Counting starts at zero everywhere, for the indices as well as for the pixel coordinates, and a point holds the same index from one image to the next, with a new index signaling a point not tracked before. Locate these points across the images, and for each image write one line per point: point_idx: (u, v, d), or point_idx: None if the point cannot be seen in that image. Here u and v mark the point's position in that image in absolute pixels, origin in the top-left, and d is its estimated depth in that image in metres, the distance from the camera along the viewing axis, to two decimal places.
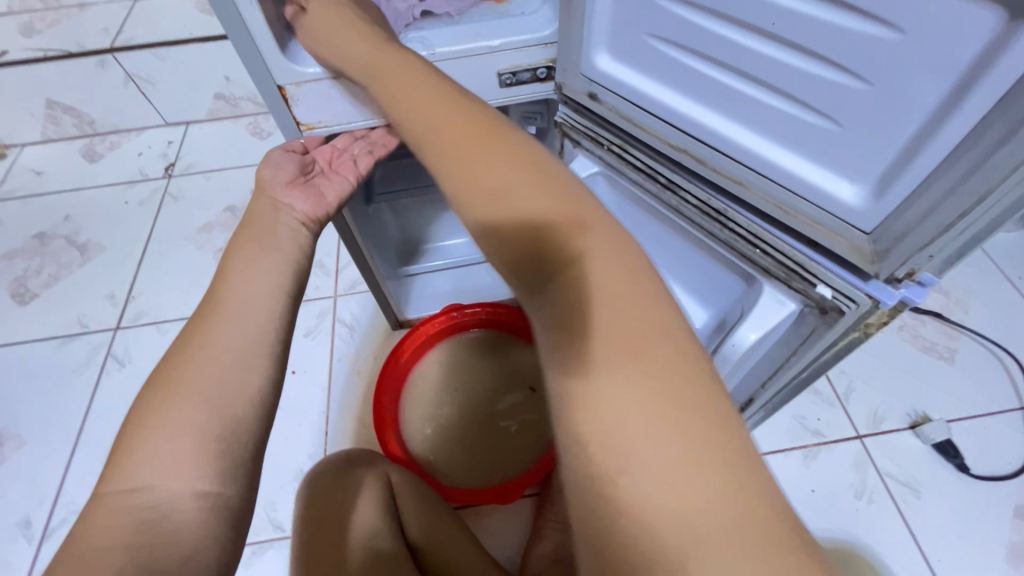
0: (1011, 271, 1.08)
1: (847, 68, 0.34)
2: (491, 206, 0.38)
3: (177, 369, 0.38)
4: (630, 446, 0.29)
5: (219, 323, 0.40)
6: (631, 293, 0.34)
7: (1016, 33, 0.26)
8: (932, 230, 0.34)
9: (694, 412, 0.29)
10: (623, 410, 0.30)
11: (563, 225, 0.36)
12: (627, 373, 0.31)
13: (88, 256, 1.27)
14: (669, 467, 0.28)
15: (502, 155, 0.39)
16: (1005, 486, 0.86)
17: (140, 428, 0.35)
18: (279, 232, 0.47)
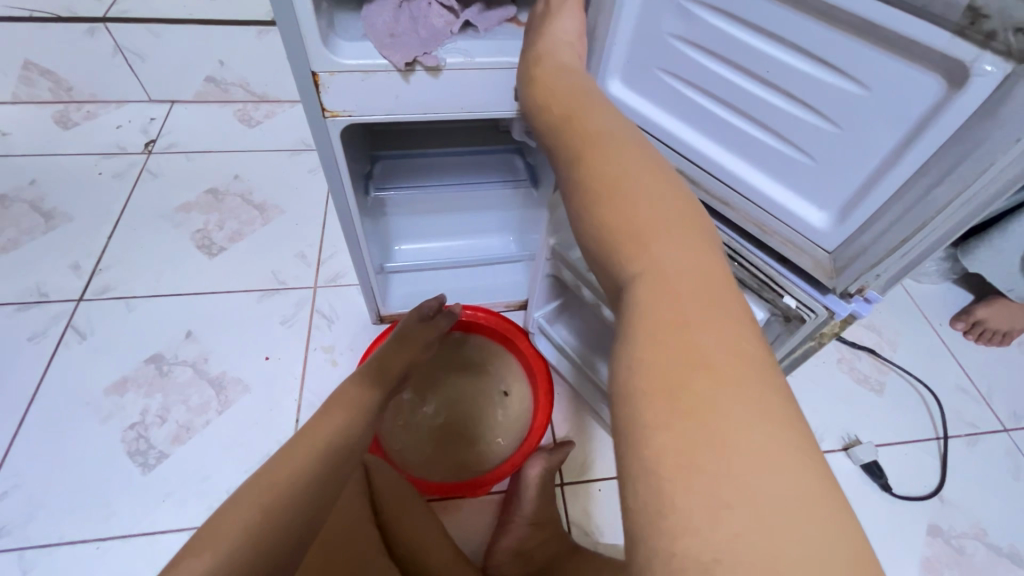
0: (931, 315, 1.23)
1: (822, 113, 0.41)
2: (633, 239, 0.37)
3: (243, 493, 0.49)
4: (672, 432, 0.29)
5: (294, 444, 0.55)
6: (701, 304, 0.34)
7: (953, 97, 0.34)
8: (881, 251, 0.42)
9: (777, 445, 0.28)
10: (665, 418, 0.30)
11: (677, 243, 0.36)
12: (685, 415, 0.29)
13: (53, 224, 1.22)
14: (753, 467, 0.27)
15: (653, 204, 0.38)
16: (920, 504, 0.97)
17: (211, 518, 0.47)
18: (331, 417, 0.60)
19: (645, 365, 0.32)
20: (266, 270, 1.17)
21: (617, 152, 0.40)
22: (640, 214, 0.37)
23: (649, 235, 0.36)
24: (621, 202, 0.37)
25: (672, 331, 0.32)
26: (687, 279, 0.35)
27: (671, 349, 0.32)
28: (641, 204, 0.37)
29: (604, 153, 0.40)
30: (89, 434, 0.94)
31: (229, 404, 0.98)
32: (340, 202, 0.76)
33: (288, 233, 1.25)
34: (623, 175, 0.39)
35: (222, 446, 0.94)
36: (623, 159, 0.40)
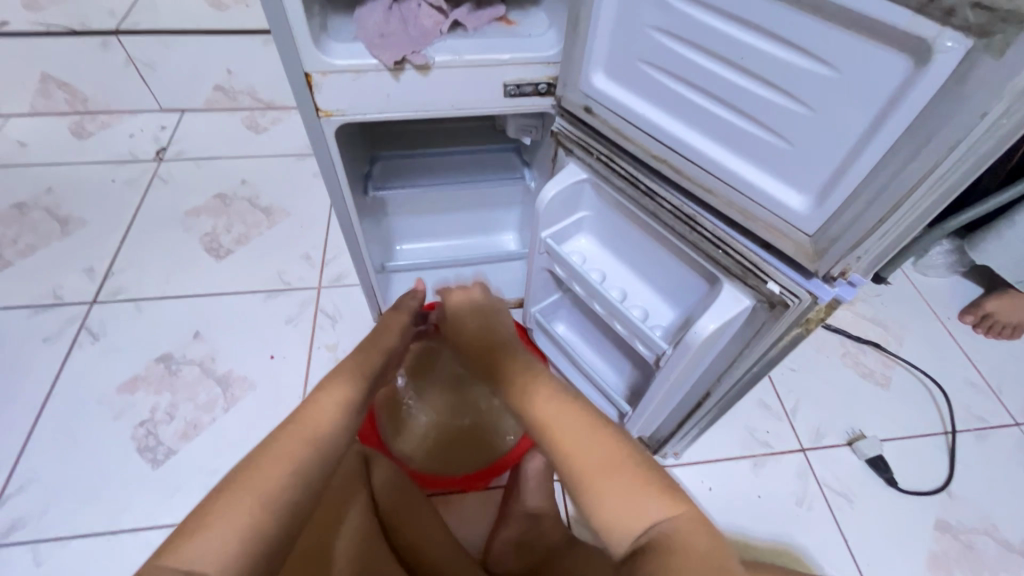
0: (939, 309, 1.21)
1: (795, 95, 0.42)
2: (575, 461, 0.48)
3: (235, 485, 0.48)
4: None
5: (287, 436, 0.53)
6: (655, 508, 0.45)
7: (919, 74, 0.35)
8: (859, 233, 0.42)
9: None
10: None
11: (647, 497, 0.46)
12: None
13: (68, 229, 1.26)
14: None
15: (594, 437, 0.50)
16: (927, 499, 0.95)
17: (207, 511, 0.46)
18: (330, 404, 0.59)
19: None
20: (271, 272, 1.20)
21: (573, 425, 0.52)
22: (607, 476, 0.47)
23: (597, 459, 0.48)
24: (594, 471, 0.47)
25: (667, 556, 0.41)
26: (661, 521, 0.44)
27: (670, 561, 0.40)
28: (612, 466, 0.48)
29: (571, 430, 0.51)
30: (101, 431, 0.96)
31: (235, 401, 1.01)
32: (338, 201, 0.78)
33: (293, 235, 1.27)
34: (592, 444, 0.49)
35: (228, 441, 0.96)
36: (578, 427, 0.51)
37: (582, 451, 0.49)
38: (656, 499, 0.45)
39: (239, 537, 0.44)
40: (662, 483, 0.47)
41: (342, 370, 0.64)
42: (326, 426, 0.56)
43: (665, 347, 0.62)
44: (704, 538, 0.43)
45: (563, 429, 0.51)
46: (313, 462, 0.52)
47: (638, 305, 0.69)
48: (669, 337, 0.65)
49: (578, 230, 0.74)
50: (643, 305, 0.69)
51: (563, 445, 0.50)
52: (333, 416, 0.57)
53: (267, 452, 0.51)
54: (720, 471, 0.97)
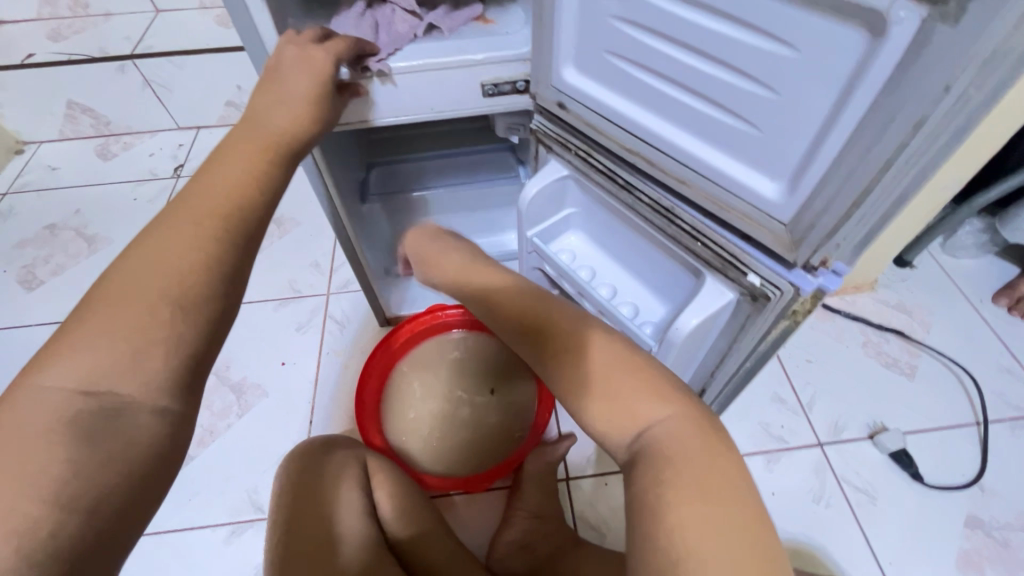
0: (970, 292, 1.14)
1: (759, 79, 0.40)
2: (565, 363, 0.45)
3: (118, 279, 0.34)
4: (663, 517, 0.34)
5: (184, 217, 0.38)
6: (640, 412, 0.40)
7: (877, 48, 0.32)
8: (834, 220, 0.40)
9: (749, 539, 0.33)
10: (663, 501, 0.35)
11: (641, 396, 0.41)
12: (685, 505, 0.34)
13: (95, 248, 1.33)
14: (721, 546, 0.33)
15: (591, 341, 0.45)
16: (957, 495, 0.90)
17: (82, 323, 0.33)
18: (236, 173, 0.41)
19: (655, 495, 0.36)
20: (283, 280, 1.23)
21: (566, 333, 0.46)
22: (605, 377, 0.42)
23: (583, 361, 0.44)
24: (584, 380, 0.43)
25: (654, 457, 0.38)
26: (654, 427, 0.39)
27: (652, 465, 0.37)
28: (603, 374, 0.43)
29: (564, 345, 0.45)
30: None
31: (248, 408, 1.04)
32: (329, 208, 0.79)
33: (303, 244, 1.30)
34: (592, 354, 0.44)
35: (242, 446, 0.99)
36: (583, 336, 0.45)
37: (568, 355, 0.45)
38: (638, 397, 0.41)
39: (146, 340, 0.33)
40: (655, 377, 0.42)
41: (244, 140, 0.44)
42: (239, 201, 0.40)
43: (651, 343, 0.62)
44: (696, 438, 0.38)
45: (553, 337, 0.46)
46: (236, 228, 0.39)
47: (628, 302, 0.67)
48: (659, 334, 0.64)
49: (566, 228, 0.72)
50: (633, 301, 0.68)
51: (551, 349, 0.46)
52: (246, 187, 0.41)
53: (160, 237, 0.36)
54: None
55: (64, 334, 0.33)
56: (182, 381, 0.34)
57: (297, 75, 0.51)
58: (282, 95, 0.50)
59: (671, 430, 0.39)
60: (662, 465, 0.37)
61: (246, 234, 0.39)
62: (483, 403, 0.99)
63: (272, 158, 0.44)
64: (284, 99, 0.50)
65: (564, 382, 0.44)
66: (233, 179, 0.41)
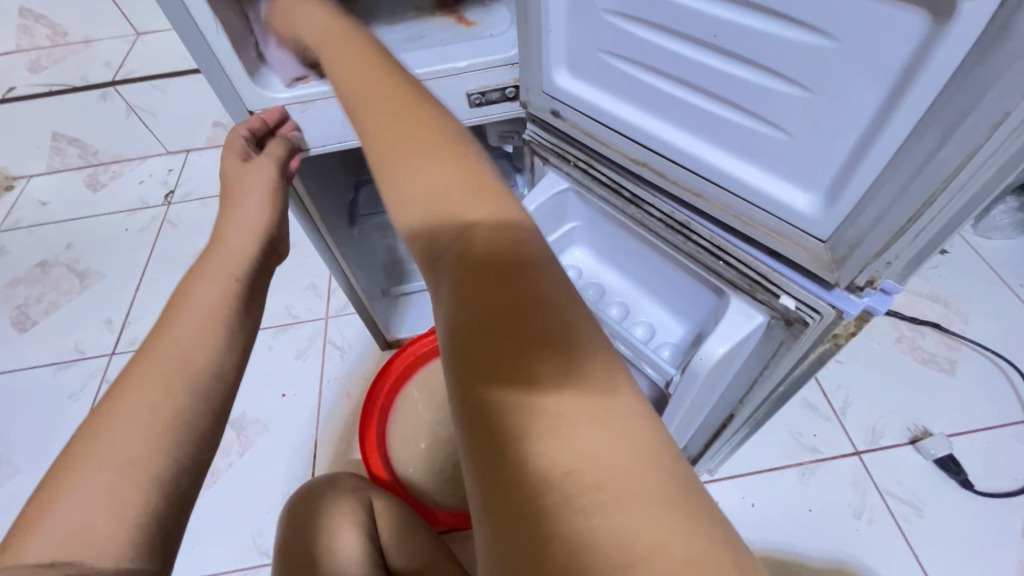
0: (1009, 276, 1.06)
1: (786, 77, 0.34)
2: (403, 179, 0.32)
3: (90, 439, 0.31)
4: (535, 417, 0.23)
5: (156, 355, 0.35)
6: (520, 265, 0.29)
7: (941, 33, 0.26)
8: (885, 236, 0.34)
9: (633, 443, 0.23)
10: (529, 398, 0.24)
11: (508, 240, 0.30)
12: (558, 400, 0.24)
13: (87, 283, 1.29)
14: (595, 453, 0.22)
15: (441, 155, 0.33)
16: (1012, 502, 0.83)
17: (53, 487, 0.29)
18: (202, 295, 0.39)
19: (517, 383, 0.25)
20: (279, 306, 1.18)
21: (411, 125, 0.34)
22: (446, 197, 0.31)
23: (428, 182, 0.32)
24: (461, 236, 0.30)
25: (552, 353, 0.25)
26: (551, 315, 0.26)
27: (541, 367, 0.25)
28: (501, 242, 0.29)
29: (406, 140, 0.33)
30: None
31: (249, 444, 0.99)
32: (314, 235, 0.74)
33: (298, 267, 1.25)
34: (449, 171, 0.32)
35: (244, 486, 0.95)
36: (426, 138, 0.33)
37: (407, 167, 0.33)
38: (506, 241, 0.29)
39: (116, 499, 0.29)
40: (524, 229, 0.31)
41: (208, 260, 0.43)
42: (207, 330, 0.37)
43: (674, 373, 0.55)
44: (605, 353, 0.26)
45: (397, 135, 0.34)
46: (211, 368, 0.36)
47: (642, 323, 0.62)
48: (679, 356, 0.58)
49: (571, 242, 0.66)
50: (649, 320, 0.63)
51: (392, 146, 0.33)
52: (213, 313, 0.39)
53: (133, 379, 0.34)
54: (763, 484, 0.88)
55: (34, 507, 0.29)
56: (158, 544, 0.29)
57: (244, 181, 0.49)
58: (241, 196, 0.48)
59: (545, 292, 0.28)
60: (555, 382, 0.24)
61: (225, 368, 0.37)
62: None
63: (241, 284, 0.42)
64: (237, 206, 0.47)
65: (402, 202, 0.32)
66: (205, 315, 0.38)
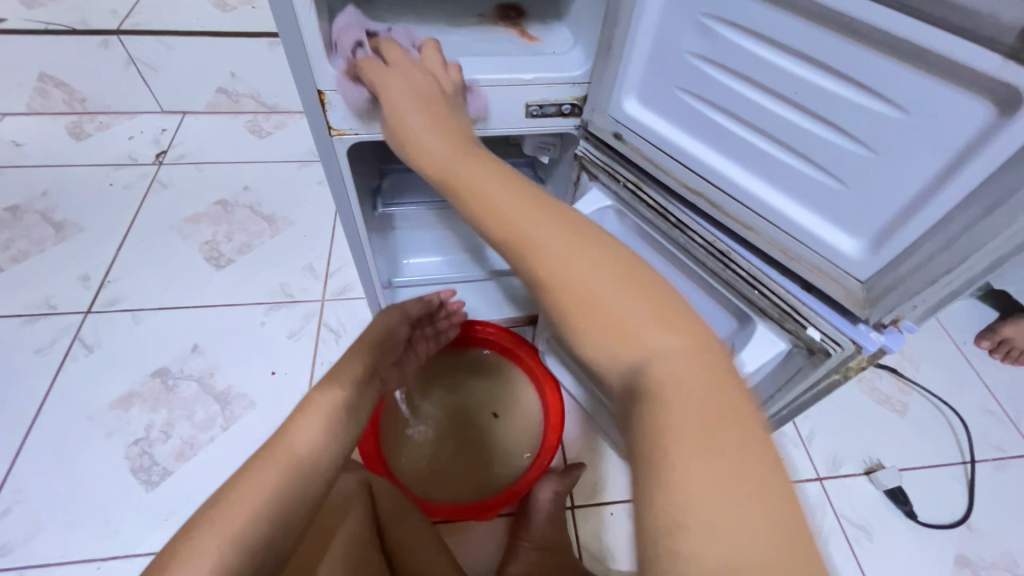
0: (954, 333, 1.19)
1: (856, 137, 0.40)
2: (545, 266, 0.35)
3: (225, 494, 0.41)
4: (694, 493, 0.26)
5: (287, 438, 0.46)
6: (651, 343, 0.32)
7: (1003, 124, 0.32)
8: (920, 283, 0.40)
9: (769, 518, 0.26)
10: (686, 482, 0.26)
11: (649, 319, 0.32)
12: (709, 481, 0.26)
13: (63, 235, 1.22)
14: (735, 532, 0.25)
15: (573, 246, 0.36)
16: (946, 533, 0.93)
17: (192, 528, 0.39)
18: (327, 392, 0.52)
19: (666, 453, 0.27)
20: (274, 283, 1.16)
21: (539, 221, 0.37)
22: (591, 289, 0.34)
23: (561, 266, 0.35)
24: (583, 302, 0.34)
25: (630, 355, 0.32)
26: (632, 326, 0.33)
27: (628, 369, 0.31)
28: (636, 321, 0.32)
29: (535, 233, 0.36)
30: (93, 449, 0.92)
31: (234, 420, 0.97)
32: (348, 217, 0.75)
33: (295, 245, 1.23)
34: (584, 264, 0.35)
35: (227, 462, 0.93)
36: (557, 233, 0.36)
37: (541, 252, 0.36)
38: (633, 323, 0.32)
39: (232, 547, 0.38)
40: (655, 298, 0.34)
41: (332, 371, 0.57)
42: (325, 428, 0.48)
43: None
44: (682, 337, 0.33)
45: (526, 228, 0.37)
46: (321, 462, 0.46)
47: None
48: None
49: None
50: None
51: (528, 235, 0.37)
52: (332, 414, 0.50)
53: (265, 455, 0.44)
54: None
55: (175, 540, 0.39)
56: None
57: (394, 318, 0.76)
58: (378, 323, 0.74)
59: (679, 372, 0.30)
60: (712, 460, 0.27)
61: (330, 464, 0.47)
62: (488, 426, 0.96)
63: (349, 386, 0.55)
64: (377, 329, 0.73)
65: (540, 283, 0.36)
66: (325, 412, 0.50)
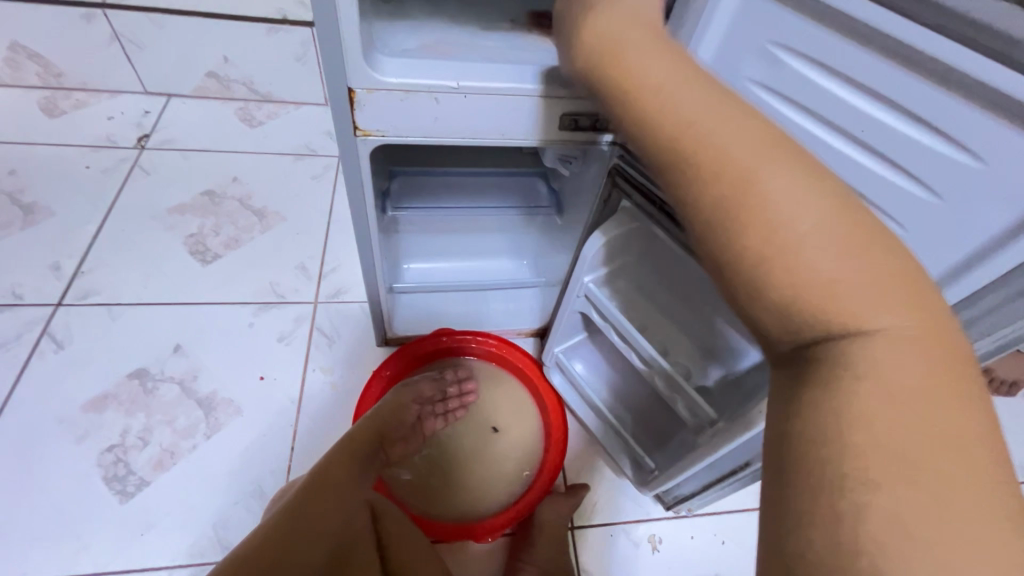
0: None
1: (926, 183, 0.41)
2: (738, 182, 0.30)
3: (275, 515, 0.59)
4: (873, 460, 0.25)
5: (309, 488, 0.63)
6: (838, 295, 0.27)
7: None
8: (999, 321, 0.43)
9: (980, 494, 0.23)
10: (869, 447, 0.25)
11: (850, 263, 0.27)
12: (895, 448, 0.25)
13: (33, 219, 1.13)
14: (945, 505, 0.23)
15: (782, 170, 0.30)
16: None
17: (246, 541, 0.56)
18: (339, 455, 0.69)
19: (853, 422, 0.26)
20: (263, 282, 1.10)
21: (738, 133, 0.31)
22: (792, 218, 0.28)
23: (750, 191, 0.29)
24: (775, 229, 0.28)
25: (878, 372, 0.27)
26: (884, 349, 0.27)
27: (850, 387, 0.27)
28: (832, 266, 0.28)
29: (733, 145, 0.30)
30: (62, 454, 0.86)
31: (218, 427, 0.91)
32: (359, 221, 0.71)
33: (287, 243, 1.17)
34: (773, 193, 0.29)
35: (210, 472, 0.87)
36: (760, 151, 0.30)
37: (742, 165, 0.30)
38: (823, 268, 0.27)
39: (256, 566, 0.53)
40: (867, 242, 0.28)
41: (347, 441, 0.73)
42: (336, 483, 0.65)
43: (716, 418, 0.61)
44: (951, 365, 0.27)
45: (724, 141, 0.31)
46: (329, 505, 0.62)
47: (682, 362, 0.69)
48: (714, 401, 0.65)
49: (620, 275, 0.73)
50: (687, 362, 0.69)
51: (713, 148, 0.31)
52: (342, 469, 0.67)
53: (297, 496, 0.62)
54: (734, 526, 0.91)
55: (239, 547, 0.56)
56: None
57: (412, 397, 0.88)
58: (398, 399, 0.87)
59: (881, 334, 0.27)
60: (912, 429, 0.25)
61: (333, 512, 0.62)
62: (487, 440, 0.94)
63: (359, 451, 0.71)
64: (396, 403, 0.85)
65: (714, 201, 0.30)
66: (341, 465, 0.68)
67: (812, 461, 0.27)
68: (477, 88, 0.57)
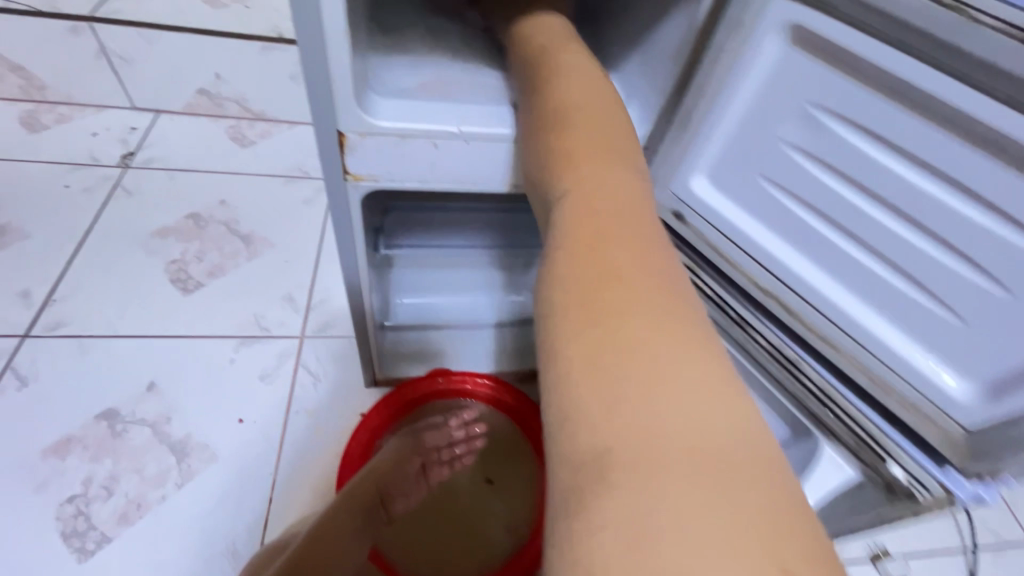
0: None
1: (988, 272, 0.38)
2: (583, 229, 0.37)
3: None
4: (645, 469, 0.26)
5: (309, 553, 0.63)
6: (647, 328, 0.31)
7: None
8: None
9: (728, 514, 0.24)
10: (643, 457, 0.26)
11: (657, 308, 0.33)
12: (664, 461, 0.26)
13: (4, 242, 1.07)
14: (697, 518, 0.24)
15: (620, 231, 0.37)
16: None
17: None
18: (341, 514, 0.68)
19: (628, 429, 0.28)
20: (247, 314, 1.04)
21: (608, 196, 0.39)
22: (624, 265, 0.35)
23: (597, 240, 0.36)
24: (609, 270, 0.35)
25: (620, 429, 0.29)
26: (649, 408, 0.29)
27: (630, 456, 0.27)
28: (647, 308, 0.33)
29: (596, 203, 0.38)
30: (19, 504, 0.79)
31: (191, 475, 0.85)
32: (349, 266, 0.66)
33: (274, 272, 1.11)
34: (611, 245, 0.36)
35: (179, 526, 0.80)
36: (611, 213, 0.37)
37: (591, 217, 0.38)
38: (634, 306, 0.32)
39: None
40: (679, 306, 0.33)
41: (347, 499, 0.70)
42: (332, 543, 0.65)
43: None
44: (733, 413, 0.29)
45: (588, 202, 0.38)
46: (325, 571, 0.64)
47: None
48: None
49: None
50: None
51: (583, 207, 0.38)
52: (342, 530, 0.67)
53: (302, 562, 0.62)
54: None
55: None
56: None
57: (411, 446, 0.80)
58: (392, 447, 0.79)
59: (681, 364, 0.30)
60: (680, 447, 0.27)
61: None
62: (490, 491, 0.89)
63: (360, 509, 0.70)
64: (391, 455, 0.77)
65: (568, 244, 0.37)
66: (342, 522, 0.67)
67: (594, 467, 0.27)
68: (481, 134, 0.53)
